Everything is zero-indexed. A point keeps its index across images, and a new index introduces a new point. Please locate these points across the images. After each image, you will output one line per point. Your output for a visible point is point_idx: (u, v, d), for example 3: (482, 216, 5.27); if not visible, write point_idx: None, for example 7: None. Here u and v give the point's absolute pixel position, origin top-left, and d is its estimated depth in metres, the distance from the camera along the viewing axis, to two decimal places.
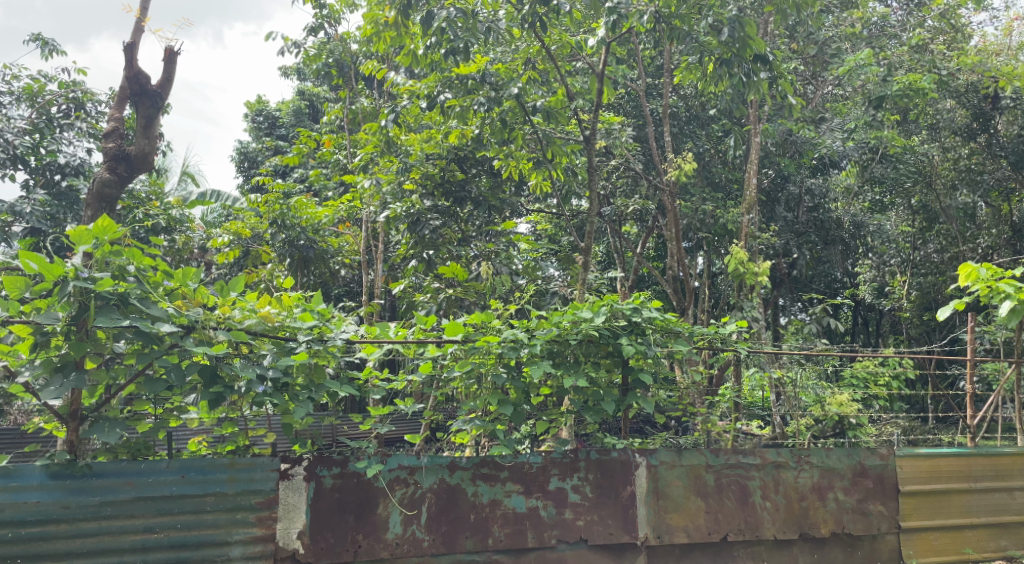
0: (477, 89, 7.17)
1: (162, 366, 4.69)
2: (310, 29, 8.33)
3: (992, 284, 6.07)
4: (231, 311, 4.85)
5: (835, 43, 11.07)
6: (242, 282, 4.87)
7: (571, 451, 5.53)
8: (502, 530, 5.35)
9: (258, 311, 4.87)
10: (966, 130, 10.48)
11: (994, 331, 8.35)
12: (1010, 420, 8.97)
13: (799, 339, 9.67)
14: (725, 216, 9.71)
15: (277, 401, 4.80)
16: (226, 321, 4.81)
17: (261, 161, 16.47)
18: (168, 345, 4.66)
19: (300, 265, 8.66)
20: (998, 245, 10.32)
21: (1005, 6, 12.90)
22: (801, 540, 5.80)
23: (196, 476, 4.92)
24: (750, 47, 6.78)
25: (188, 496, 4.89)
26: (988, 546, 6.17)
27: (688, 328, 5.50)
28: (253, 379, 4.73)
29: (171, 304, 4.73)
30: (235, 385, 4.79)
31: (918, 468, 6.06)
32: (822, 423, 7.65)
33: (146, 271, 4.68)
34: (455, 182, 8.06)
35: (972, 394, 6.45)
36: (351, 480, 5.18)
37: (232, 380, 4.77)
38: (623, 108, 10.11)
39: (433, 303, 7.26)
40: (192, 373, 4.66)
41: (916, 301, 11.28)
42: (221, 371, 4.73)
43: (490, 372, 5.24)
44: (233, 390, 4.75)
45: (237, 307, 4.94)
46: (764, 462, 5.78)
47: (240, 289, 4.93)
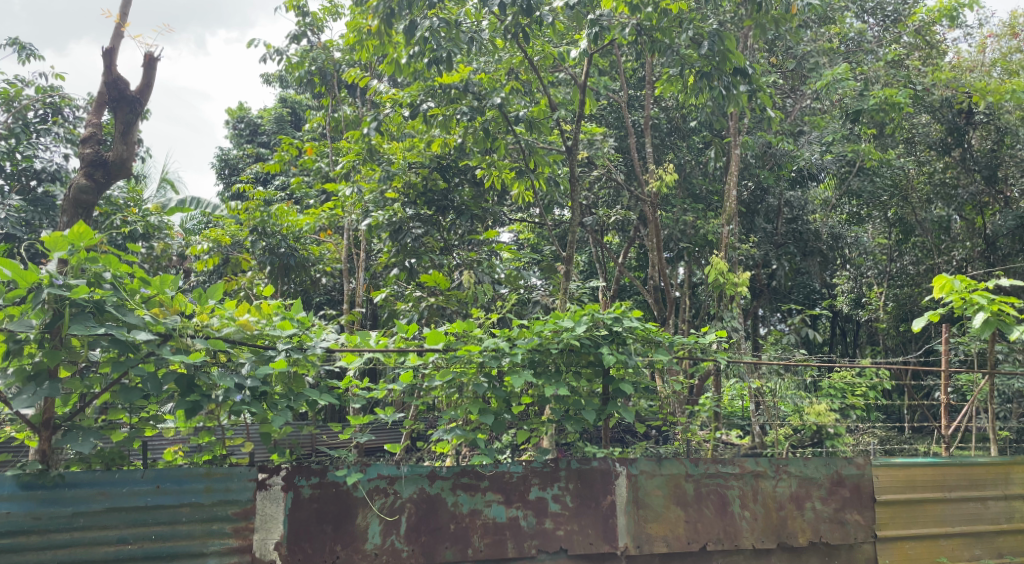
0: (460, 98, 7.21)
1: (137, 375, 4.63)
2: (293, 37, 8.29)
3: (965, 296, 6.17)
4: (209, 319, 4.81)
5: (813, 57, 10.95)
6: (221, 289, 4.81)
7: (551, 460, 5.53)
8: (483, 540, 5.34)
9: (236, 319, 4.84)
10: (941, 144, 10.70)
11: (968, 343, 8.49)
12: (984, 431, 9.12)
13: (779, 349, 9.77)
14: (706, 227, 9.86)
15: (255, 410, 4.77)
16: (204, 329, 4.76)
17: (242, 168, 16.33)
18: (144, 352, 4.60)
19: (281, 273, 8.57)
20: (973, 258, 10.72)
21: (978, 24, 13.16)
22: (779, 549, 5.84)
23: (172, 486, 4.86)
24: (730, 60, 6.87)
25: (163, 507, 4.83)
26: (962, 555, 6.25)
27: (669, 337, 5.56)
28: (231, 388, 4.68)
29: (148, 312, 4.67)
30: (213, 393, 4.75)
31: (893, 477, 6.14)
32: (801, 433, 7.69)
33: (123, 278, 4.62)
34: (438, 191, 8.08)
35: (947, 403, 6.49)
36: (330, 490, 5.15)
37: (209, 389, 4.74)
38: (606, 119, 10.21)
39: (415, 311, 7.29)
40: (169, 382, 4.63)
41: (891, 313, 11.64)
42: (199, 380, 4.72)
43: (471, 381, 5.25)
44: (210, 399, 4.72)
45: (215, 314, 4.89)
46: (743, 471, 5.82)
47: (219, 296, 4.85)
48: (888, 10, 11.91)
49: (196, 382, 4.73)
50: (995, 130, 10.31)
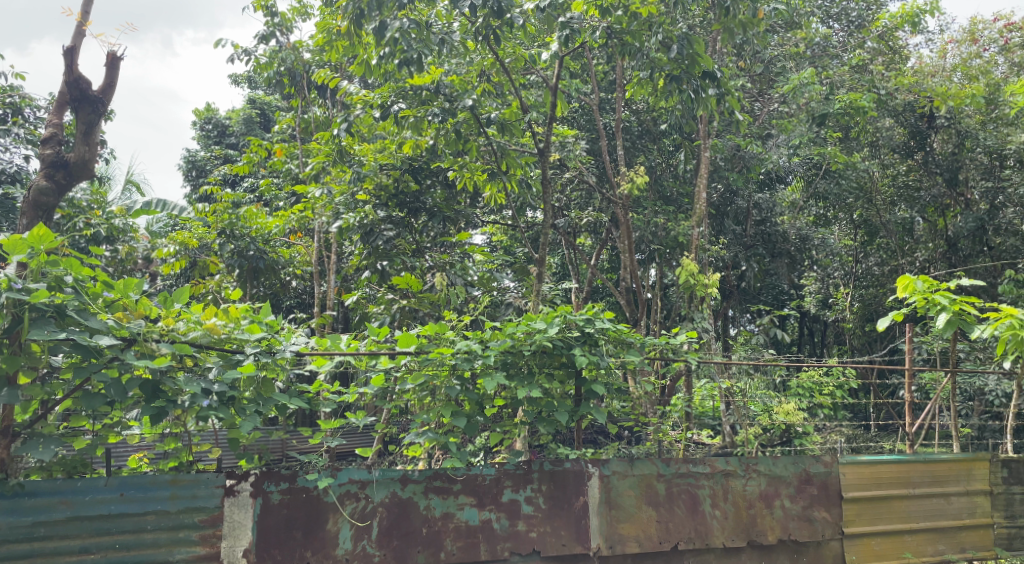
0: (432, 100, 7.18)
1: (100, 381, 4.54)
2: (261, 37, 8.20)
3: (928, 296, 6.30)
4: (175, 323, 4.74)
5: (779, 62, 11.02)
6: (187, 292, 4.74)
7: (524, 463, 5.54)
8: (455, 543, 5.32)
9: (203, 323, 4.77)
10: (903, 147, 11.20)
11: (931, 342, 8.69)
12: (946, 428, 9.35)
13: (748, 348, 9.90)
14: (677, 228, 9.94)
15: (223, 416, 4.69)
16: (169, 333, 4.69)
17: (210, 170, 16.08)
18: (107, 358, 4.52)
19: (249, 276, 8.45)
20: (935, 259, 11.22)
21: (939, 30, 13.50)
22: (749, 547, 5.92)
23: (136, 494, 4.78)
24: (699, 64, 6.92)
25: (128, 515, 4.75)
26: (927, 551, 6.36)
27: (640, 338, 5.60)
28: (197, 394, 4.61)
29: (111, 316, 4.59)
30: (179, 399, 4.65)
31: (859, 474, 6.25)
32: (770, 432, 7.81)
33: (84, 281, 4.52)
34: (410, 193, 8.05)
35: (911, 401, 6.61)
36: (300, 495, 5.10)
37: (175, 394, 4.65)
38: (577, 122, 10.25)
39: (387, 314, 7.20)
40: (133, 388, 4.53)
41: (858, 313, 11.91)
42: (164, 386, 4.61)
43: (444, 384, 5.23)
44: (176, 405, 4.62)
45: (181, 318, 4.82)
46: (714, 471, 5.88)
47: (184, 300, 4.80)
48: (852, 15, 11.98)
49: (162, 388, 4.64)
50: (956, 133, 10.67)
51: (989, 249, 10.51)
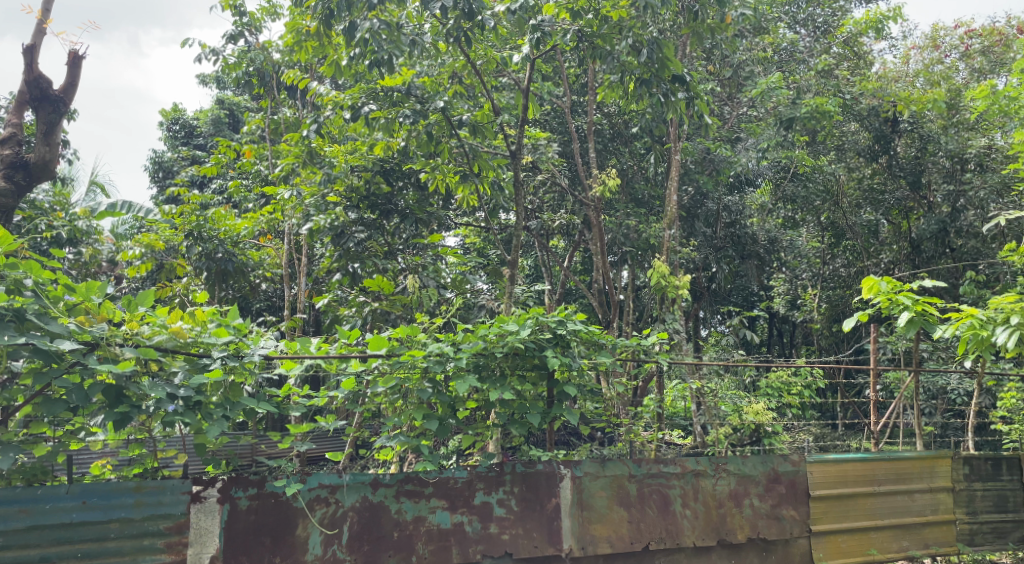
0: (403, 101, 7.13)
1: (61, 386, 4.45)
2: (230, 37, 8.09)
3: (892, 297, 6.42)
4: (140, 327, 4.64)
5: (748, 67, 11.16)
6: (152, 296, 4.65)
7: (496, 465, 5.53)
8: (427, 546, 5.31)
9: (168, 327, 4.67)
10: (869, 151, 11.55)
11: (896, 341, 8.88)
12: (910, 426, 9.55)
13: (719, 349, 9.99)
14: (648, 231, 10.02)
15: (189, 421, 4.61)
16: (133, 337, 4.60)
17: (177, 171, 15.85)
18: (69, 362, 4.44)
19: (218, 279, 8.30)
20: (899, 260, 11.59)
21: (902, 36, 13.82)
22: (719, 546, 5.98)
23: (99, 501, 4.70)
24: (669, 68, 6.89)
25: (91, 523, 4.68)
26: (891, 547, 6.48)
27: (612, 340, 5.62)
28: (163, 399, 4.53)
29: (73, 320, 4.50)
30: (143, 404, 4.58)
31: (826, 473, 6.33)
32: (740, 434, 7.60)
33: (45, 285, 4.44)
34: (382, 195, 8.01)
35: (876, 400, 6.71)
36: (268, 501, 5.05)
37: (140, 399, 4.57)
38: (549, 124, 10.29)
39: (358, 317, 7.17)
40: (96, 394, 4.46)
41: (827, 314, 12.09)
42: (128, 391, 4.53)
43: (415, 387, 5.21)
44: (140, 410, 4.54)
45: (146, 322, 4.72)
46: (684, 471, 5.93)
47: (149, 303, 4.71)
48: (818, 21, 12.10)
49: (126, 393, 4.56)
50: (918, 137, 11.19)
51: (951, 250, 11.00)
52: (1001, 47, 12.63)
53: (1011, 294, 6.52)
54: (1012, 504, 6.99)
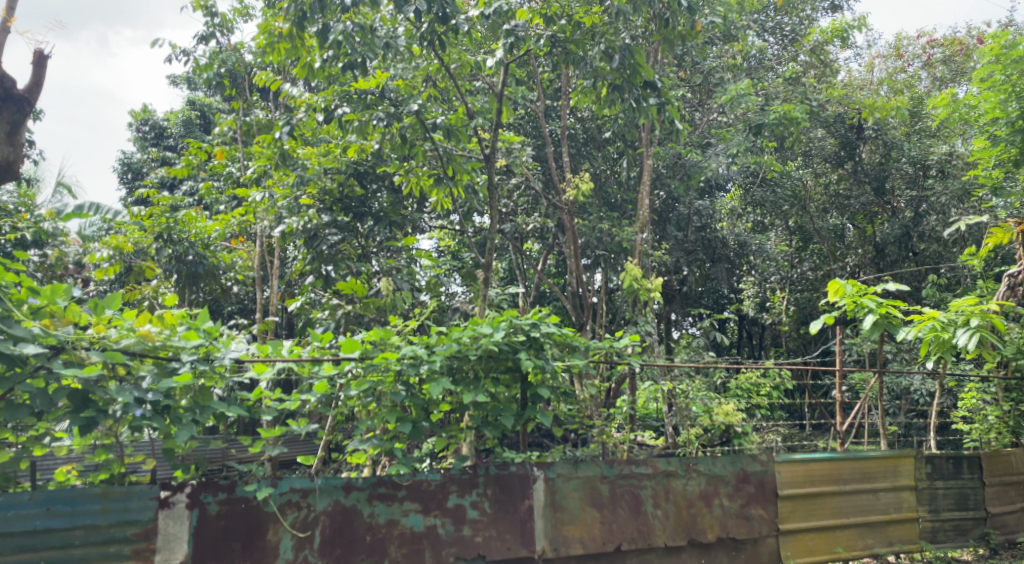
0: (377, 104, 7.17)
1: (25, 391, 4.39)
2: (200, 37, 8.01)
3: (856, 300, 6.59)
4: (107, 330, 4.61)
5: (718, 73, 11.08)
6: (119, 299, 4.60)
7: (470, 467, 5.55)
8: (399, 550, 5.31)
9: (136, 330, 4.64)
10: (835, 157, 11.89)
11: (861, 343, 9.10)
12: (875, 426, 9.76)
13: (691, 351, 10.11)
14: (621, 234, 10.12)
15: (157, 425, 4.58)
16: (100, 341, 4.56)
17: (147, 173, 15.64)
18: (33, 367, 4.38)
19: (187, 281, 8.37)
20: (864, 264, 12.06)
21: (867, 45, 14.13)
22: (689, 546, 6.06)
23: (63, 508, 4.68)
24: (640, 74, 6.96)
25: (55, 530, 4.66)
26: (856, 545, 6.62)
27: (585, 342, 5.69)
28: (130, 403, 4.49)
29: (37, 323, 4.44)
30: (109, 409, 4.53)
31: (794, 472, 6.45)
32: (709, 433, 7.50)
33: (8, 288, 4.38)
34: (355, 198, 8.12)
35: (842, 401, 6.85)
36: (239, 506, 5.02)
37: (106, 404, 4.53)
38: (523, 128, 10.33)
39: (330, 319, 7.18)
40: (61, 398, 4.41)
41: (794, 316, 12.23)
42: (94, 395, 4.49)
43: (389, 390, 5.20)
44: (107, 415, 4.51)
45: (113, 325, 4.69)
46: (656, 471, 6.01)
47: (116, 306, 4.67)
48: (786, 29, 12.22)
49: (92, 398, 4.52)
50: (883, 144, 11.51)
51: (913, 254, 11.50)
52: (961, 56, 13.02)
53: (971, 297, 6.71)
54: (973, 502, 7.17)
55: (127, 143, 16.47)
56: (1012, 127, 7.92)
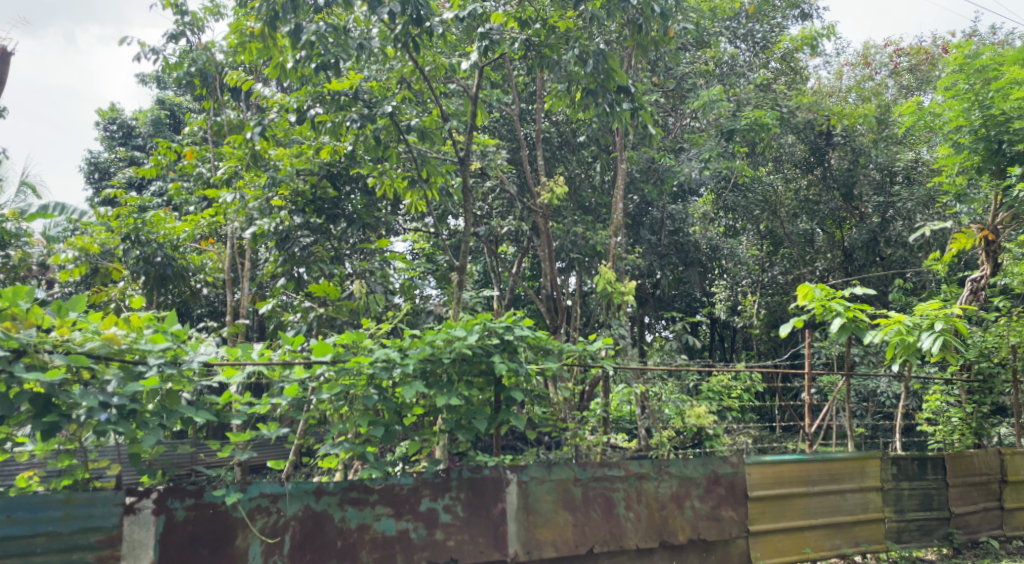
0: (350, 105, 7.09)
1: None
2: (171, 36, 7.89)
3: (825, 303, 6.67)
4: (71, 333, 4.53)
5: (690, 79, 11.32)
6: (83, 301, 4.51)
7: (442, 471, 5.53)
8: (371, 554, 5.27)
9: (101, 333, 4.55)
10: (805, 163, 12.24)
11: (829, 346, 9.26)
12: (842, 428, 9.93)
13: (663, 354, 10.20)
14: (595, 237, 10.18)
15: (123, 430, 4.48)
16: (64, 344, 4.47)
17: (114, 173, 15.36)
18: None
19: (156, 283, 8.09)
20: (833, 268, 12.34)
21: (836, 53, 14.37)
22: (661, 547, 6.10)
23: (25, 515, 4.56)
24: (614, 79, 6.99)
25: (16, 538, 4.55)
26: (824, 545, 6.71)
27: (559, 345, 5.72)
28: (95, 407, 4.40)
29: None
30: (73, 413, 4.43)
31: (763, 473, 6.53)
32: (682, 435, 7.71)
33: None
34: (328, 200, 8.02)
35: (811, 404, 6.95)
36: (206, 511, 4.95)
37: (70, 408, 4.42)
38: (498, 132, 10.32)
39: (304, 323, 7.10)
40: (22, 403, 4.31)
41: (765, 319, 12.34)
42: (57, 399, 4.38)
43: (361, 394, 5.16)
44: (70, 419, 4.40)
45: (77, 328, 4.61)
46: (628, 473, 6.04)
47: (81, 308, 4.58)
48: (757, 37, 12.19)
49: (55, 402, 4.41)
50: (851, 150, 11.95)
51: (880, 259, 11.82)
52: (926, 65, 13.35)
53: (935, 301, 6.87)
54: (937, 502, 7.31)
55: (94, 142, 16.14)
56: (975, 135, 8.16)
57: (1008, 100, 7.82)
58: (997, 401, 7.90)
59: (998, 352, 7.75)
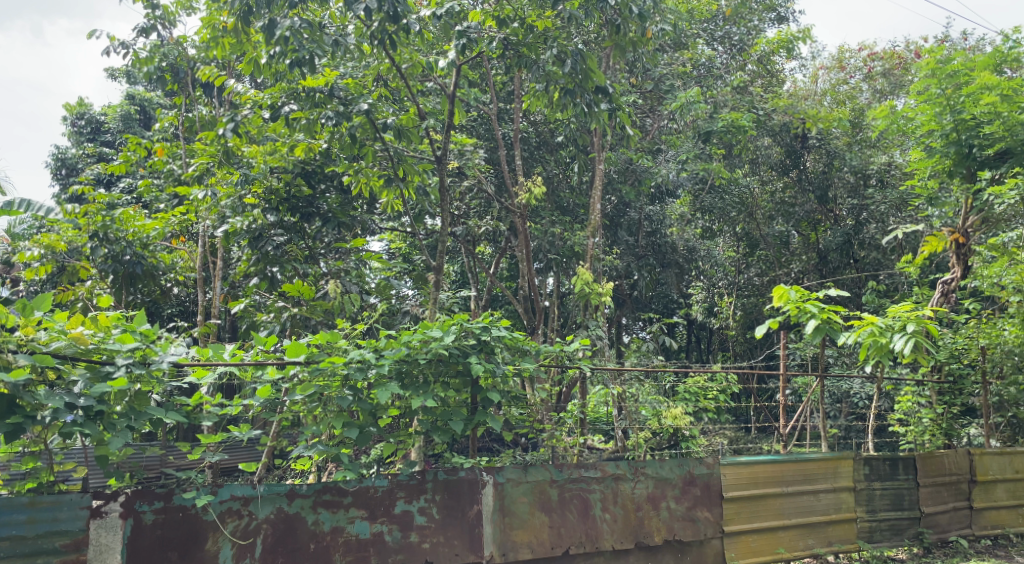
0: (325, 102, 6.97)
1: None
2: (142, 29, 7.73)
3: (800, 305, 6.72)
4: (36, 333, 4.40)
5: (668, 80, 11.34)
6: (49, 300, 4.39)
7: (418, 473, 5.47)
8: (344, 557, 5.19)
9: (68, 333, 4.45)
10: (781, 166, 12.35)
11: (804, 348, 9.35)
12: (816, 428, 10.02)
13: (640, 356, 10.22)
14: (573, 238, 10.17)
15: (89, 431, 4.36)
16: (29, 343, 4.34)
17: (82, 168, 15.03)
18: None
19: (125, 283, 7.97)
20: (808, 270, 12.23)
21: (811, 56, 14.53)
22: (637, 548, 6.09)
23: None
24: (592, 79, 6.92)
25: None
26: (798, 545, 6.74)
27: (536, 346, 5.69)
28: (60, 409, 4.28)
29: None
30: (38, 414, 4.31)
31: (738, 474, 6.54)
32: (659, 436, 7.75)
33: None
34: (302, 198, 7.89)
35: (785, 405, 6.99)
36: (176, 514, 4.84)
37: (35, 409, 4.30)
38: (476, 131, 10.26)
39: (277, 323, 6.99)
40: None
41: (741, 321, 12.40)
42: (21, 400, 4.25)
43: (335, 395, 5.08)
44: (35, 420, 4.27)
45: (42, 327, 4.48)
46: (604, 475, 6.02)
47: (47, 307, 4.45)
48: (735, 39, 12.33)
49: (19, 403, 4.29)
50: (826, 153, 12.10)
51: (854, 261, 11.93)
52: (899, 70, 13.54)
53: (907, 303, 6.93)
54: (908, 502, 7.38)
55: (63, 138, 15.86)
56: (947, 139, 8.29)
57: (978, 105, 7.94)
58: (967, 402, 8.07)
59: (967, 354, 8.00)
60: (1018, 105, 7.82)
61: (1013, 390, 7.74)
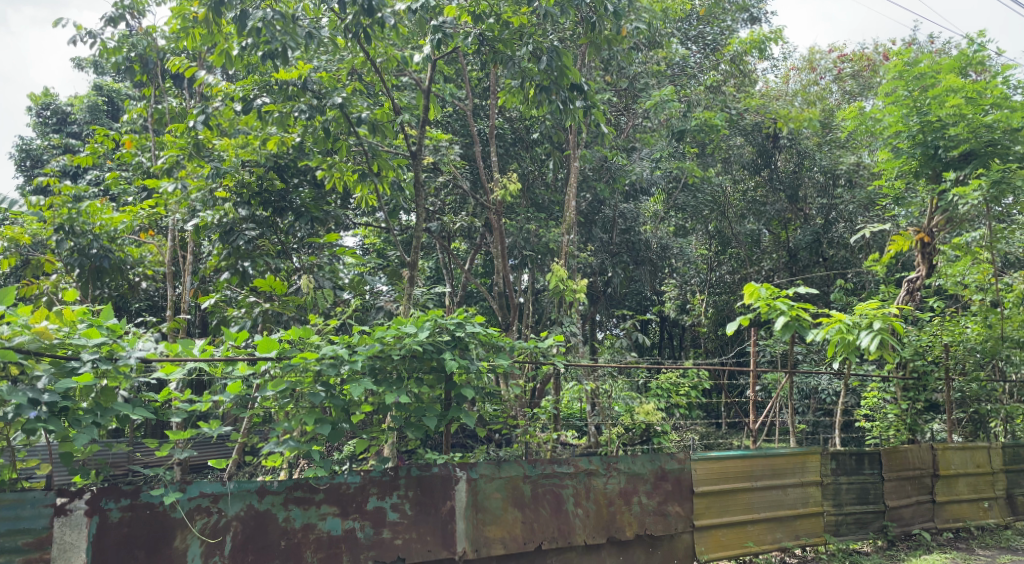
0: (298, 95, 6.99)
1: None
2: (110, 18, 7.58)
3: (770, 302, 6.79)
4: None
5: (643, 79, 11.37)
6: (13, 293, 4.29)
7: (391, 469, 5.45)
8: (315, 554, 5.16)
9: (31, 327, 4.34)
10: (752, 165, 12.54)
11: (774, 344, 9.49)
12: (784, 424, 10.18)
13: (614, 352, 10.29)
14: (548, 235, 10.20)
15: (53, 428, 4.30)
16: None
17: (47, 161, 14.73)
18: None
19: (92, 276, 7.70)
20: (778, 268, 12.51)
21: (783, 56, 14.66)
22: (609, 543, 6.14)
23: None
24: (567, 76, 6.99)
25: None
26: (766, 539, 6.83)
27: (510, 342, 5.65)
28: (23, 405, 4.21)
29: None
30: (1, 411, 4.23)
31: (709, 469, 6.62)
32: (631, 432, 7.91)
33: None
34: (275, 191, 7.72)
35: (755, 400, 7.06)
36: (142, 512, 4.77)
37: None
38: (451, 126, 10.23)
39: (248, 318, 6.87)
40: None
41: (712, 318, 12.50)
42: None
43: (307, 391, 5.04)
44: None
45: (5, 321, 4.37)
46: (577, 470, 6.06)
47: (10, 301, 4.35)
48: (708, 39, 12.47)
49: None
50: (796, 153, 12.32)
51: (823, 259, 12.17)
52: (867, 72, 13.80)
53: (874, 301, 7.01)
54: (873, 496, 7.52)
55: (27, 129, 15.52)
56: (913, 140, 8.43)
57: (944, 107, 8.09)
58: (930, 398, 8.15)
59: (931, 351, 8.11)
60: (982, 107, 8.06)
61: (975, 385, 8.16)
